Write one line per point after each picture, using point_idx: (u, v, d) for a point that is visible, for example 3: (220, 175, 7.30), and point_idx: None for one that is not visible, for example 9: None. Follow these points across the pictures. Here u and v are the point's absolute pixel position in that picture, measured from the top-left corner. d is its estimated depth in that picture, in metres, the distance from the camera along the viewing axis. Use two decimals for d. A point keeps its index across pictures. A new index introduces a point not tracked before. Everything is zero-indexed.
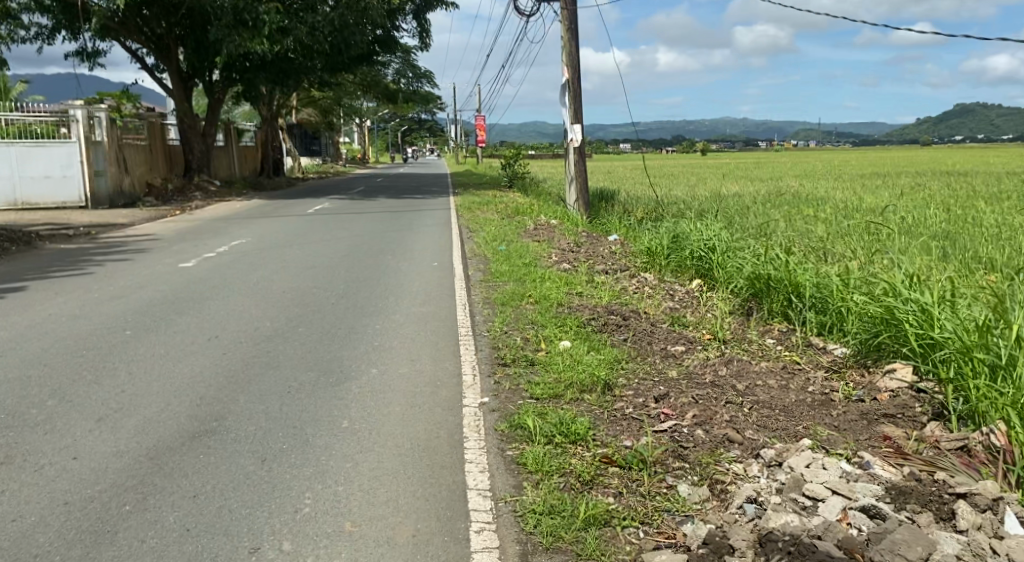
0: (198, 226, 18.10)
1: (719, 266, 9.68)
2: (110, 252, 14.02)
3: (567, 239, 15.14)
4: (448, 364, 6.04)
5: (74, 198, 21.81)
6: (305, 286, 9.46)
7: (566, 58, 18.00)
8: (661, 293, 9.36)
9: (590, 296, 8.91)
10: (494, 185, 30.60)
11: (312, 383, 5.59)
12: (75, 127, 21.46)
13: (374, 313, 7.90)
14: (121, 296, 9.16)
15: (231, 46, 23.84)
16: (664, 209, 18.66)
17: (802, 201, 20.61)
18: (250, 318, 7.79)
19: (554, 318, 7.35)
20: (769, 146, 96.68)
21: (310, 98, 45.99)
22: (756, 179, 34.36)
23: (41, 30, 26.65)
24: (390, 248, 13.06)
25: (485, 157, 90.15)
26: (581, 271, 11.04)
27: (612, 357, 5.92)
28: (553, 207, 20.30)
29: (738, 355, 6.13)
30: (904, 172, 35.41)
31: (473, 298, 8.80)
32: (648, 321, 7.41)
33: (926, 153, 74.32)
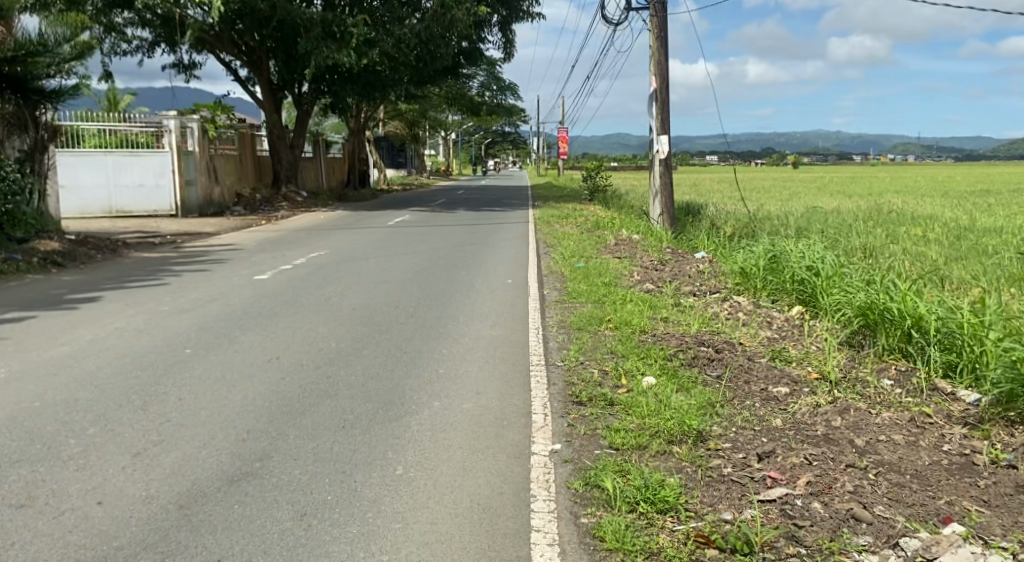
0: (279, 236, 17.99)
1: (823, 292, 8.90)
2: (189, 261, 13.88)
3: (651, 256, 14.41)
4: (517, 399, 5.46)
5: (166, 206, 22.11)
6: (375, 303, 9.03)
7: (654, 68, 17.31)
8: (757, 322, 8.63)
9: (677, 321, 8.23)
10: (577, 198, 29.99)
11: (369, 416, 5.08)
12: (168, 137, 21.78)
13: (444, 335, 7.40)
14: (190, 309, 8.86)
15: (319, 58, 23.84)
16: (754, 226, 17.74)
17: (905, 219, 19.37)
18: (314, 337, 7.35)
19: (638, 348, 6.75)
20: (864, 161, 93.38)
21: (397, 109, 46.24)
22: (850, 194, 32.92)
23: (141, 43, 27.23)
24: (466, 263, 12.61)
25: (570, 169, 89.56)
26: (667, 292, 10.34)
27: (705, 402, 5.34)
28: (636, 222, 19.60)
29: (851, 402, 5.46)
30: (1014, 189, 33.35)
31: (549, 320, 8.21)
32: (745, 356, 6.81)
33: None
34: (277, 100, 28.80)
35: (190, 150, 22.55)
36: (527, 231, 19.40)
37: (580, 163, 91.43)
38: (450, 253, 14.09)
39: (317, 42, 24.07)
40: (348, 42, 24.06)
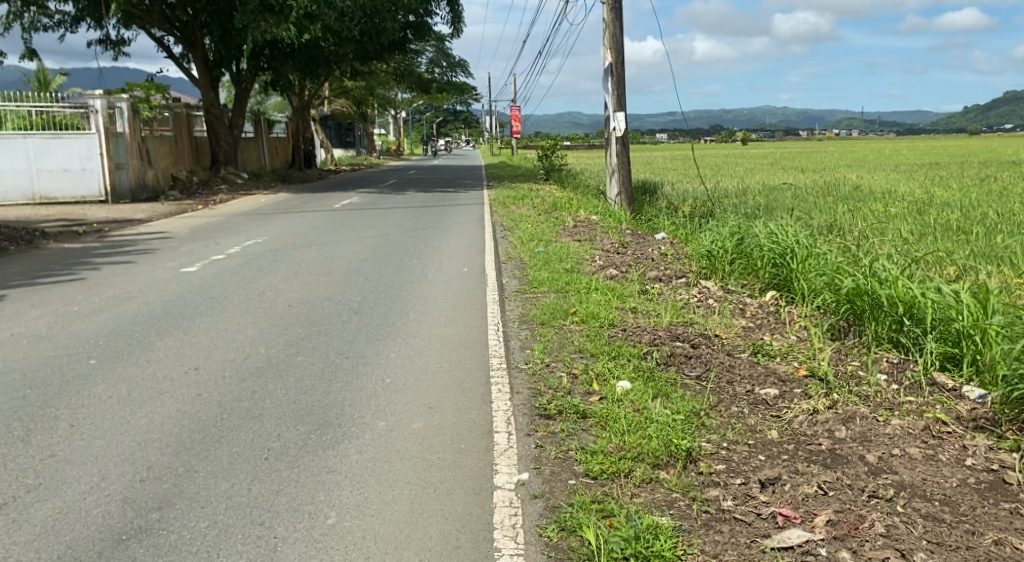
0: (216, 223, 16.93)
1: (799, 276, 8.25)
2: (114, 252, 12.85)
3: (612, 238, 13.76)
4: (474, 414, 4.71)
5: (95, 192, 20.82)
6: (315, 299, 8.20)
7: (609, 41, 16.59)
8: (730, 311, 7.96)
9: (646, 313, 7.54)
10: (530, 177, 29.23)
11: (299, 444, 4.31)
12: (94, 117, 20.53)
13: (387, 336, 6.60)
14: (107, 309, 7.96)
15: (256, 33, 22.64)
16: (715, 204, 17.18)
17: (864, 194, 19.01)
18: (243, 340, 6.52)
19: (608, 347, 6.05)
20: (811, 136, 94.07)
21: (342, 89, 44.86)
22: (805, 170, 32.70)
23: (64, 18, 25.68)
24: (416, 250, 11.82)
25: (521, 148, 88.60)
26: (632, 279, 9.67)
27: (689, 414, 4.63)
28: (593, 202, 18.92)
29: (851, 405, 4.78)
30: (963, 162, 33.41)
31: (507, 315, 7.47)
32: (725, 351, 6.11)
33: (975, 143, 71.69)
34: (213, 78, 27.41)
35: (119, 132, 21.34)
36: (481, 213, 18.62)
37: (531, 141, 90.57)
38: (397, 238, 13.24)
39: (254, 16, 22.88)
40: (288, 16, 22.92)
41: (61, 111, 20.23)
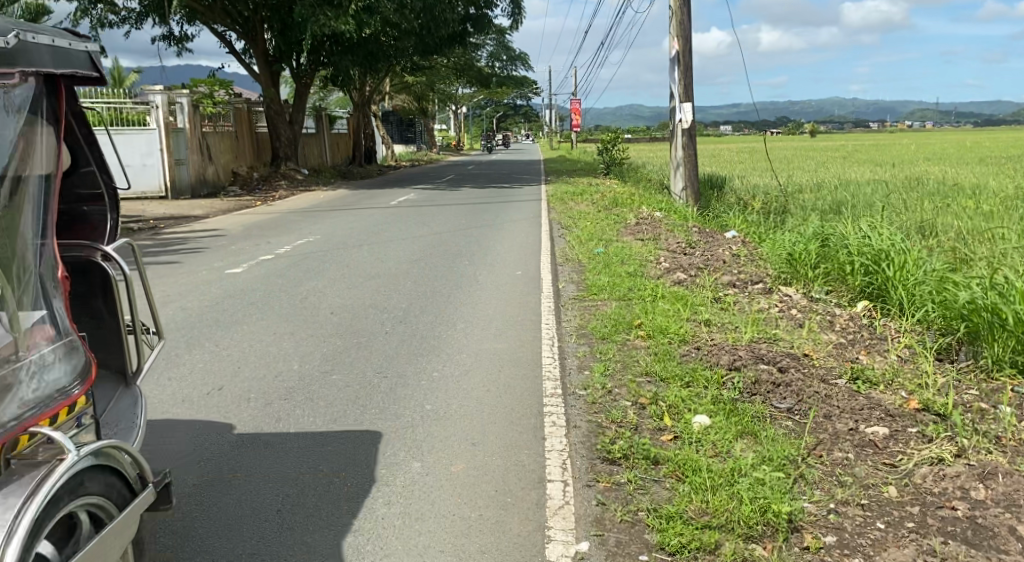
0: (270, 220, 16.56)
1: (896, 285, 7.35)
2: (163, 250, 12.47)
3: (678, 238, 12.95)
4: (524, 454, 4.04)
5: (154, 188, 20.69)
6: (358, 305, 7.59)
7: (676, 29, 15.74)
8: (815, 326, 7.13)
9: (723, 327, 6.77)
10: (591, 172, 28.44)
11: (318, 489, 3.71)
12: (155, 113, 20.25)
13: (431, 352, 5.93)
14: (142, 313, 7.47)
15: (315, 27, 22.24)
16: (787, 201, 16.19)
17: (948, 190, 17.81)
18: (275, 353, 5.93)
19: (680, 370, 5.30)
20: (882, 128, 91.05)
21: (403, 83, 44.56)
22: (877, 163, 31.27)
23: (129, 15, 25.71)
24: (471, 251, 11.17)
25: (581, 142, 87.56)
26: (703, 283, 8.90)
27: (783, 464, 3.88)
28: (657, 198, 18.07)
29: (985, 454, 3.97)
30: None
31: (566, 326, 6.78)
32: (815, 377, 5.31)
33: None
34: (273, 73, 27.19)
35: (179, 127, 21.23)
36: (540, 210, 17.91)
37: (593, 134, 89.45)
38: (452, 237, 12.63)
39: (313, 10, 22.51)
40: (347, 9, 22.50)
41: (127, 108, 20.12)
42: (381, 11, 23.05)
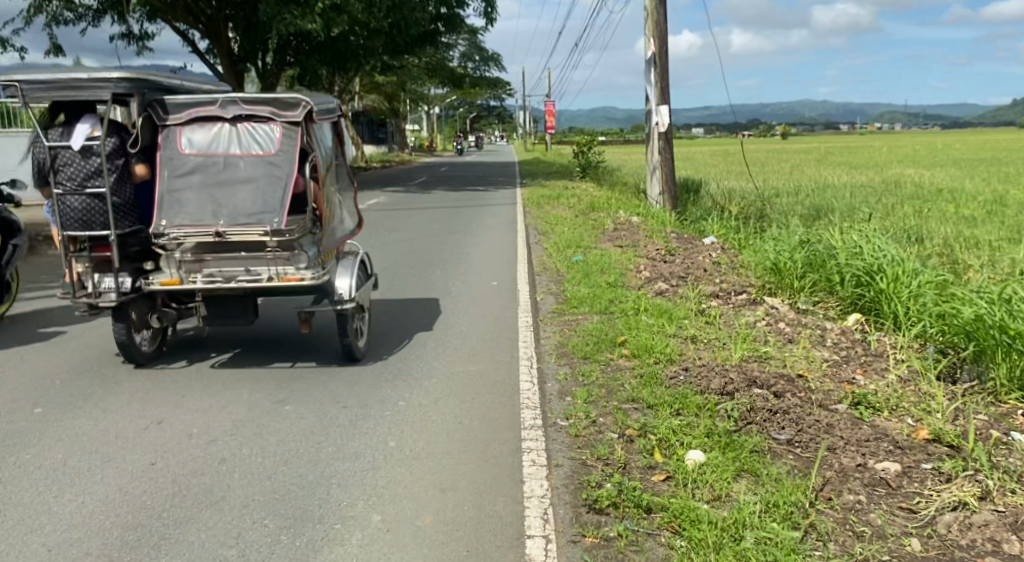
0: None
1: (891, 298, 6.98)
2: None
3: (657, 244, 12.57)
4: (498, 504, 3.60)
5: None
6: (321, 322, 7.10)
7: (651, 30, 15.39)
8: (807, 341, 6.75)
9: (710, 346, 6.34)
10: (566, 174, 28.03)
11: (261, 551, 3.23)
12: None
13: (396, 377, 5.46)
14: (83, 331, 6.90)
15: (281, 25, 21.69)
16: (766, 205, 15.87)
17: (927, 194, 17.58)
18: (225, 379, 5.45)
19: (669, 396, 4.86)
20: (852, 130, 91.77)
21: (374, 83, 43.94)
22: (853, 166, 31.09)
23: (88, 12, 24.91)
24: (443, 260, 10.69)
25: (556, 144, 87.35)
26: (686, 295, 8.49)
27: (790, 511, 3.44)
28: (634, 202, 17.69)
29: (1015, 496, 3.56)
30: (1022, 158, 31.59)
31: (543, 345, 6.32)
32: (813, 402, 4.88)
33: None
34: (239, 73, 26.50)
35: None
36: (515, 215, 17.47)
37: (567, 137, 89.04)
38: (423, 245, 12.13)
39: (279, 8, 21.89)
40: (314, 8, 21.90)
41: None
42: (350, 10, 22.47)
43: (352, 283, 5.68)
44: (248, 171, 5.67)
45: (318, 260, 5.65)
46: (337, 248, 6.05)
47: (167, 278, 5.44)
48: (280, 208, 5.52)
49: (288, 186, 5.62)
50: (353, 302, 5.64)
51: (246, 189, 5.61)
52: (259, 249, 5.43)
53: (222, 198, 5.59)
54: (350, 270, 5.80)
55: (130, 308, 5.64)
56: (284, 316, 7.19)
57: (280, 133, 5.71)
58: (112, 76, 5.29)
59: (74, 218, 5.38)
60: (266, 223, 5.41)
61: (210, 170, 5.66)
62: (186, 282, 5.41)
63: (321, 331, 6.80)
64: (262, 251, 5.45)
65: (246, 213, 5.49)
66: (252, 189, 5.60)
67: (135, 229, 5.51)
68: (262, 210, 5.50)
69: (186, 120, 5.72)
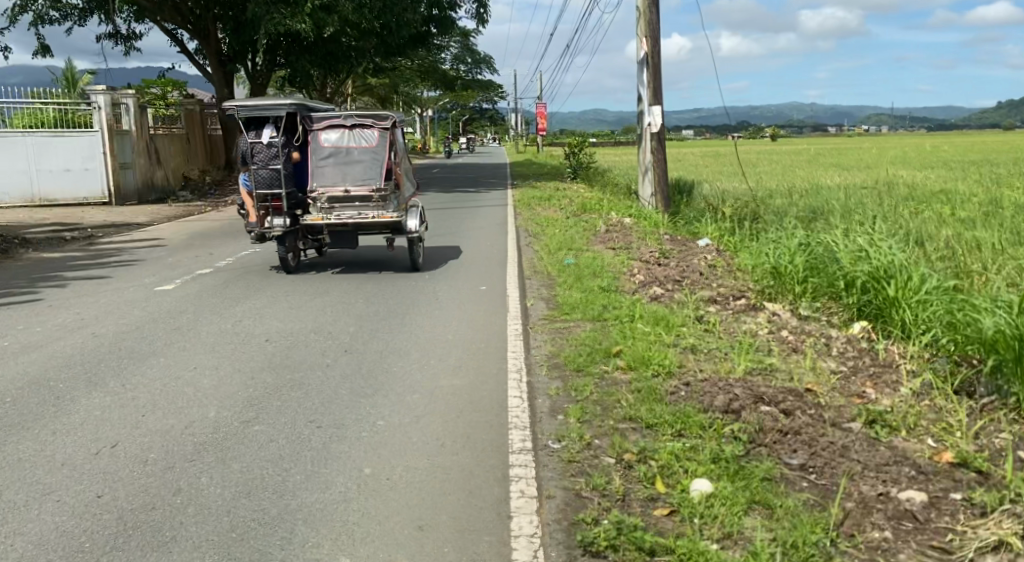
0: (217, 228, 15.51)
1: (901, 304, 6.58)
2: (92, 261, 11.41)
3: (651, 247, 12.20)
4: (485, 545, 3.24)
5: (97, 192, 19.47)
6: (299, 331, 6.68)
7: (644, 28, 15.02)
8: (814, 351, 6.37)
9: (711, 355, 5.96)
10: (558, 175, 27.64)
11: None
12: (98, 114, 19.16)
13: (375, 392, 5.05)
14: (47, 341, 6.49)
15: (269, 24, 21.27)
16: (760, 206, 15.54)
17: (926, 195, 17.23)
18: (192, 395, 5.02)
19: (670, 413, 4.48)
20: (844, 131, 91.55)
21: (365, 84, 43.48)
22: (844, 167, 30.82)
23: (72, 11, 24.45)
24: (431, 264, 10.31)
25: (548, 145, 86.87)
26: (683, 300, 8.11)
27: (810, 555, 3.09)
28: (627, 203, 17.34)
29: None
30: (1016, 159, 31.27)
31: (533, 354, 5.93)
32: (825, 420, 4.48)
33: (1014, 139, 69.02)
34: (227, 73, 25.97)
35: (124, 130, 20.01)
36: (505, 216, 17.10)
37: (558, 138, 88.80)
38: (411, 248, 11.74)
39: (266, 7, 21.47)
40: (302, 7, 21.49)
41: (69, 110, 18.99)
42: (339, 9, 22.06)
43: (419, 222, 9.48)
44: (359, 157, 9.57)
45: (400, 207, 9.54)
46: (406, 202, 9.78)
47: (313, 217, 9.29)
48: (380, 175, 9.46)
49: (384, 164, 9.53)
50: (419, 233, 9.45)
51: (359, 166, 9.53)
52: (367, 199, 9.34)
53: (343, 171, 9.48)
54: (416, 216, 9.68)
55: (287, 239, 9.46)
56: (365, 256, 11.15)
57: (379, 136, 9.68)
58: (287, 103, 9.32)
59: (262, 182, 9.28)
60: (374, 184, 9.37)
61: (338, 156, 9.59)
62: (324, 218, 9.25)
63: (392, 259, 10.85)
64: (370, 200, 9.36)
65: (359, 180, 9.43)
66: (362, 165, 9.49)
67: (294, 190, 9.45)
68: (370, 178, 9.45)
69: (323, 129, 9.66)
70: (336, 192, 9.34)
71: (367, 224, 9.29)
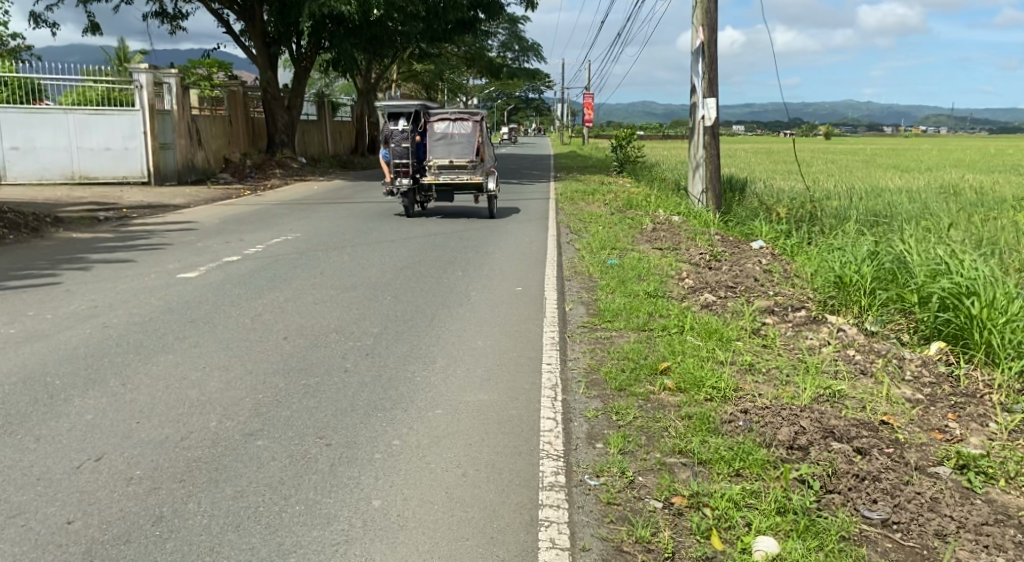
0: (253, 212, 15.18)
1: (984, 327, 5.97)
2: (123, 242, 11.11)
3: (701, 248, 11.59)
4: None
5: (137, 172, 19.25)
6: (320, 329, 6.22)
7: (700, 17, 14.33)
8: (883, 375, 5.79)
9: (770, 377, 5.40)
10: (604, 169, 26.98)
11: None
12: (140, 93, 18.87)
13: (395, 406, 4.55)
14: (57, 329, 6.11)
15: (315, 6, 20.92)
16: (816, 207, 14.82)
17: (993, 202, 16.34)
18: (195, 401, 4.57)
19: (727, 449, 3.96)
20: (899, 132, 89.33)
21: (411, 70, 43.12)
22: (903, 169, 29.69)
23: None
24: (468, 260, 9.85)
25: (594, 137, 85.84)
26: (737, 310, 7.55)
27: None
28: (675, 200, 16.70)
29: None
30: None
31: (572, 367, 5.43)
32: (907, 463, 3.94)
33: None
34: (271, 55, 25.63)
35: (165, 109, 19.75)
36: (548, 210, 16.57)
37: (605, 132, 87.83)
38: (448, 242, 11.29)
39: None
40: None
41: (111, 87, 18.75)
42: None
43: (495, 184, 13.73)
44: (458, 140, 13.73)
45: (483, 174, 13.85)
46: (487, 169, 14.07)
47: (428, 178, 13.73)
48: (473, 152, 13.70)
49: (474, 142, 13.69)
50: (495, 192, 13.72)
51: (459, 145, 13.78)
52: (464, 168, 13.75)
53: (448, 147, 13.71)
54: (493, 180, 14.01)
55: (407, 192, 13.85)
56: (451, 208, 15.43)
57: (472, 126, 13.79)
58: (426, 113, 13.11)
59: (397, 155, 13.70)
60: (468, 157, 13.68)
61: (444, 137, 13.80)
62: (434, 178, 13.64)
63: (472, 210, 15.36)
64: (464, 168, 13.68)
65: (459, 155, 13.72)
66: (461, 146, 13.69)
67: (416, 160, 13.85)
68: (465, 153, 13.70)
69: (437, 119, 13.75)
70: (443, 163, 13.70)
71: (461, 185, 13.67)
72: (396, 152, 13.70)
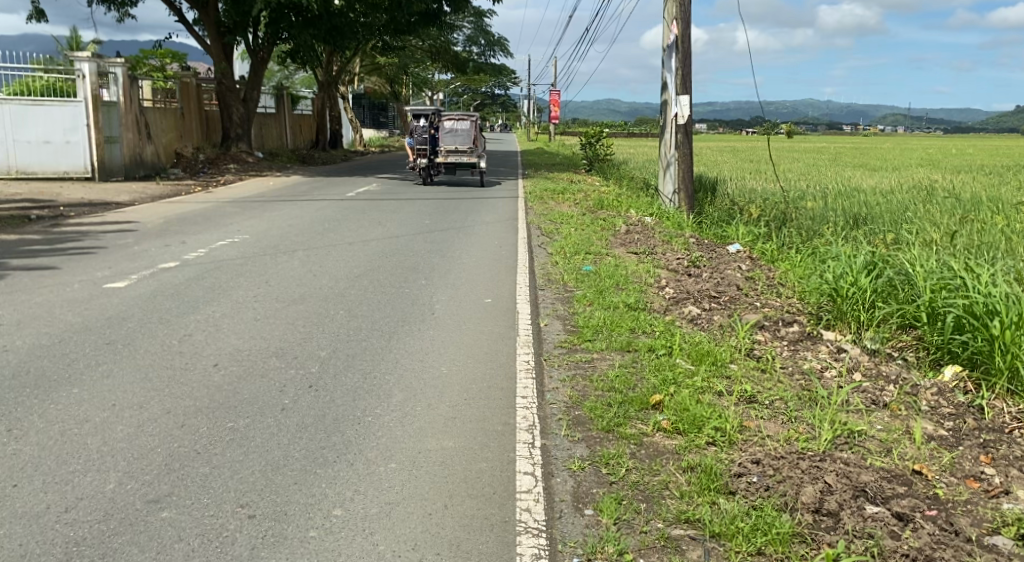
0: (202, 211, 14.25)
1: (1007, 350, 5.32)
2: (53, 244, 10.17)
3: (678, 252, 10.95)
4: None
5: (79, 167, 18.15)
6: (258, 352, 5.41)
7: (674, 10, 13.63)
8: (899, 409, 5.13)
9: (777, 414, 4.69)
10: (572, 166, 26.30)
11: None
12: (82, 83, 17.75)
13: (338, 460, 3.79)
14: None
15: None
16: (792, 208, 14.28)
17: (968, 203, 15.92)
18: (95, 453, 3.76)
19: (746, 520, 3.28)
20: (859, 130, 90.00)
21: (374, 63, 42.06)
22: (870, 169, 29.42)
23: None
24: (431, 266, 9.08)
25: (559, 132, 85.09)
26: (727, 326, 6.87)
27: None
28: (646, 200, 16.06)
29: None
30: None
31: (550, 401, 4.69)
32: (956, 532, 3.27)
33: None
34: (226, 45, 24.47)
35: (110, 101, 18.64)
36: (515, 210, 15.83)
37: (570, 129, 87.23)
38: (410, 245, 10.51)
39: None
40: None
41: (51, 77, 17.62)
42: None
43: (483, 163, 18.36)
44: (459, 131, 18.39)
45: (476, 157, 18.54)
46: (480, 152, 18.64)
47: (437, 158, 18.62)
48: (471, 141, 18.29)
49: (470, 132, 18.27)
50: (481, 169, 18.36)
51: (462, 136, 18.47)
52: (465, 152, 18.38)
53: (453, 138, 18.37)
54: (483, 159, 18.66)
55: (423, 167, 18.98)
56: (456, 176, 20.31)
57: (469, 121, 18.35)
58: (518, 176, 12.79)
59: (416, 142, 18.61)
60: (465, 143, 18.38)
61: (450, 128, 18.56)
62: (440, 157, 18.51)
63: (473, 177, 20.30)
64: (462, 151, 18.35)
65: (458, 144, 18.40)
66: (462, 136, 18.34)
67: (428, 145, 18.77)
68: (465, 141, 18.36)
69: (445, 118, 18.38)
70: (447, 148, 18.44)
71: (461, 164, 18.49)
72: (418, 140, 18.85)
